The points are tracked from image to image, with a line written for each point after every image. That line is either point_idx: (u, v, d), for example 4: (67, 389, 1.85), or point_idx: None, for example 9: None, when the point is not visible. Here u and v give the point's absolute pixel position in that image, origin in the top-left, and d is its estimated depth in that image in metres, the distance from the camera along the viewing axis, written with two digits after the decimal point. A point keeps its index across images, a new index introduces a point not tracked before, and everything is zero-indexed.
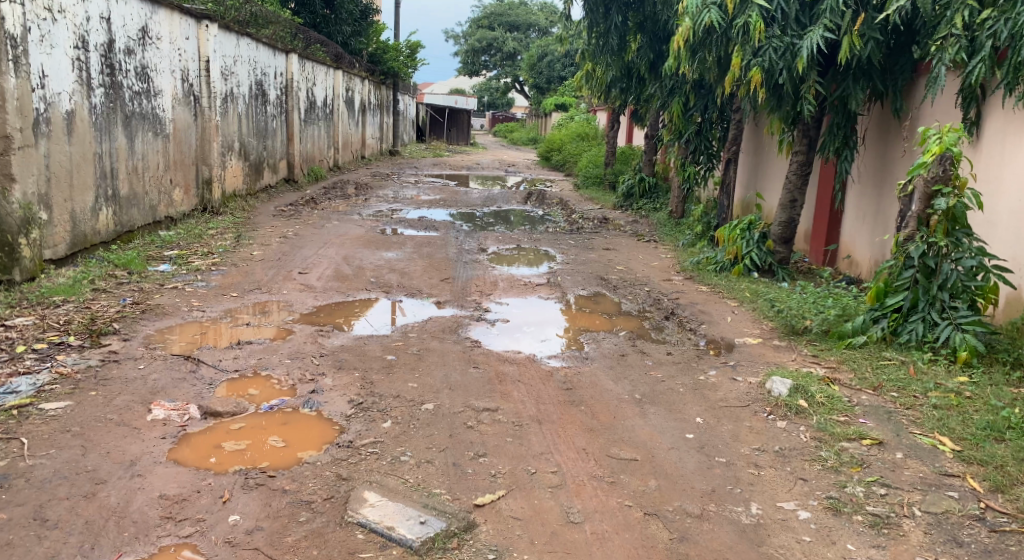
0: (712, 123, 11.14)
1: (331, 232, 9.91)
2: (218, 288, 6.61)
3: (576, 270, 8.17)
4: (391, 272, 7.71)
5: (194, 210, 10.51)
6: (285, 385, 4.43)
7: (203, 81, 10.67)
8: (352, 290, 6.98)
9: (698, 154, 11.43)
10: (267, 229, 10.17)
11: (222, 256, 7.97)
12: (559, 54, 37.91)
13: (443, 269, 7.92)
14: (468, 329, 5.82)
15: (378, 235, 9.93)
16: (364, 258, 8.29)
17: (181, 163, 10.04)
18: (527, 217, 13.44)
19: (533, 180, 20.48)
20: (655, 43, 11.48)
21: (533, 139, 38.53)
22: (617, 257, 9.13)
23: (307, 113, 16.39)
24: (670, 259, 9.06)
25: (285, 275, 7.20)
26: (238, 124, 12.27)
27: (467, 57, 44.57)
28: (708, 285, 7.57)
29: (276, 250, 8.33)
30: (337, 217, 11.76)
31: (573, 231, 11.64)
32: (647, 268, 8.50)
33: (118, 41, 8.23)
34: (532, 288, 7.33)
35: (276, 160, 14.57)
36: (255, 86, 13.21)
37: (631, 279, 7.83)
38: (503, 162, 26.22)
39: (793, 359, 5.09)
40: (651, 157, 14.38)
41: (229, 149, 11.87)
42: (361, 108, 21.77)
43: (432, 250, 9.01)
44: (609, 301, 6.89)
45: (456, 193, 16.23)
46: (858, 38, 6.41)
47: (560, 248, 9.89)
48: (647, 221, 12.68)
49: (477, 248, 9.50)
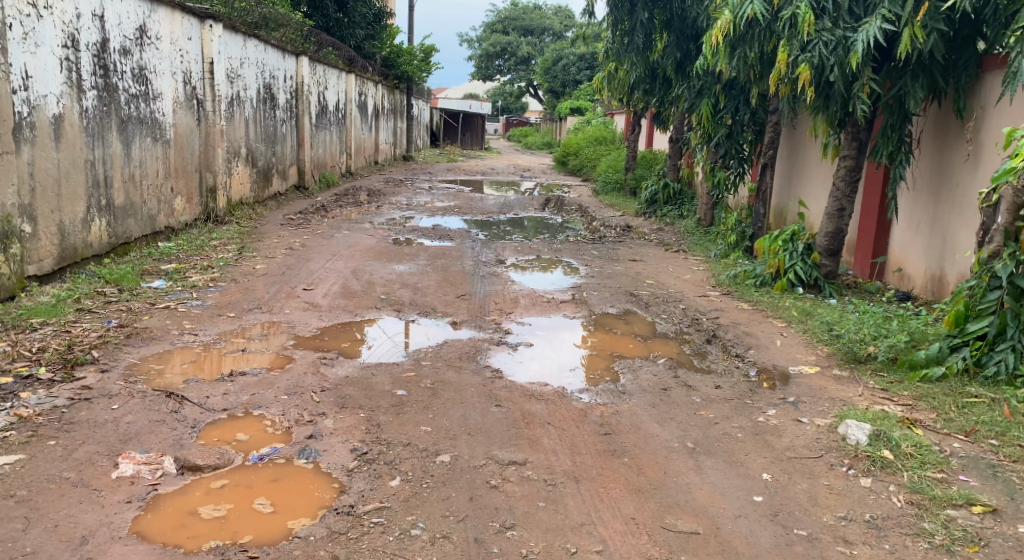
0: (744, 126, 10.50)
1: (340, 243, 9.34)
2: (215, 307, 6.05)
3: (602, 285, 7.55)
4: (403, 287, 7.13)
5: (197, 219, 9.97)
6: (279, 427, 3.85)
7: (207, 84, 10.14)
8: (361, 308, 6.40)
9: (729, 158, 10.78)
10: (273, 239, 9.62)
11: (222, 271, 7.42)
12: (575, 57, 37.34)
13: (458, 283, 7.33)
14: (488, 355, 5.22)
15: (389, 246, 9.35)
16: (375, 271, 7.72)
17: (182, 170, 9.50)
18: (545, 225, 12.82)
19: (550, 186, 19.86)
20: (682, 41, 10.86)
21: (548, 144, 37.94)
22: (646, 270, 8.49)
23: (318, 117, 15.86)
24: (703, 272, 8.42)
25: (289, 292, 6.64)
26: (244, 128, 11.74)
27: (481, 62, 44.03)
28: (749, 301, 6.98)
29: (281, 264, 7.78)
30: (348, 226, 11.20)
31: (596, 240, 11.01)
32: (680, 282, 7.88)
33: (113, 40, 7.70)
34: (556, 305, 6.72)
35: (286, 166, 14.05)
36: (264, 89, 12.70)
37: (663, 295, 7.20)
38: (518, 166, 25.63)
39: (858, 393, 4.46)
40: (676, 161, 13.73)
41: (235, 155, 11.33)
42: (374, 112, 21.24)
43: (446, 262, 8.43)
44: (641, 321, 6.27)
45: (471, 199, 15.63)
46: (921, 30, 5.78)
47: (583, 259, 9.26)
48: (673, 229, 12.03)
49: (494, 259, 8.91)
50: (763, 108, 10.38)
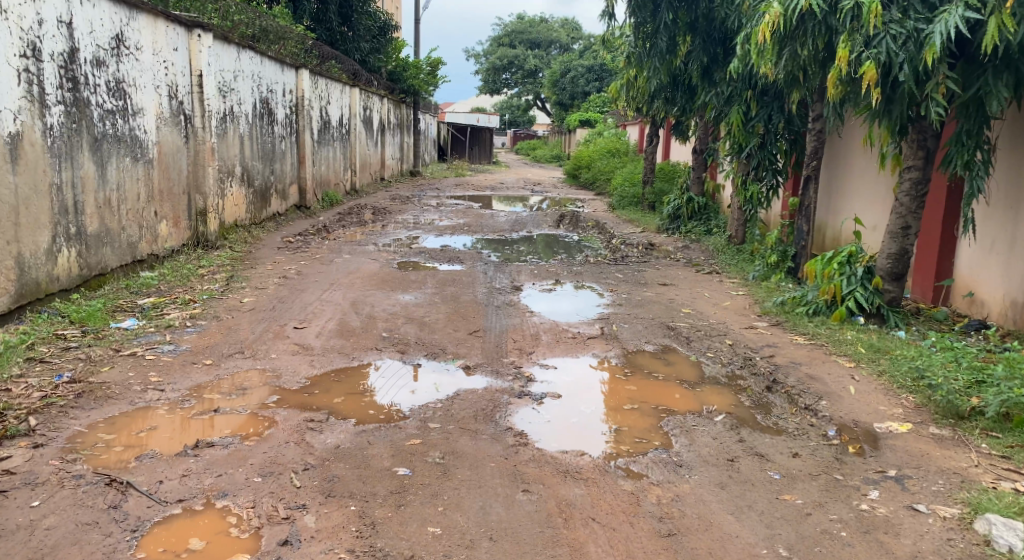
0: (778, 134, 9.66)
1: (340, 269, 8.52)
2: (191, 352, 5.24)
3: (634, 316, 6.69)
4: (408, 321, 6.30)
5: (186, 244, 9.19)
6: (246, 527, 3.03)
7: (196, 99, 9.36)
8: (360, 349, 5.58)
9: (762, 170, 9.94)
10: (268, 266, 8.82)
11: (205, 305, 6.62)
12: (583, 69, 36.54)
13: (470, 316, 6.50)
14: (509, 412, 4.32)
15: (394, 271, 8.51)
16: (377, 302, 6.90)
17: (167, 193, 8.71)
18: (561, 244, 11.95)
19: (563, 201, 19.00)
20: (709, 44, 10.10)
21: (557, 158, 37.10)
22: (678, 296, 7.62)
23: (320, 133, 15.09)
24: (745, 299, 7.54)
25: (279, 330, 5.83)
26: (239, 146, 10.97)
27: (488, 76, 43.38)
28: (805, 334, 6.12)
29: (274, 295, 7.00)
30: (349, 249, 10.37)
31: (618, 260, 10.15)
32: (719, 312, 7.01)
33: (84, 50, 6.93)
34: (583, 343, 5.87)
35: (285, 186, 13.24)
36: (261, 104, 11.95)
37: (704, 329, 6.35)
38: (528, 181, 24.79)
39: (972, 462, 3.63)
40: (700, 173, 12.87)
41: (228, 175, 10.54)
42: (379, 127, 20.46)
43: (456, 290, 7.59)
44: (684, 363, 5.43)
45: (481, 216, 14.81)
46: (1010, 19, 4.92)
47: (607, 283, 8.40)
48: (700, 248, 11.16)
49: (509, 285, 8.06)
50: (799, 116, 9.58)
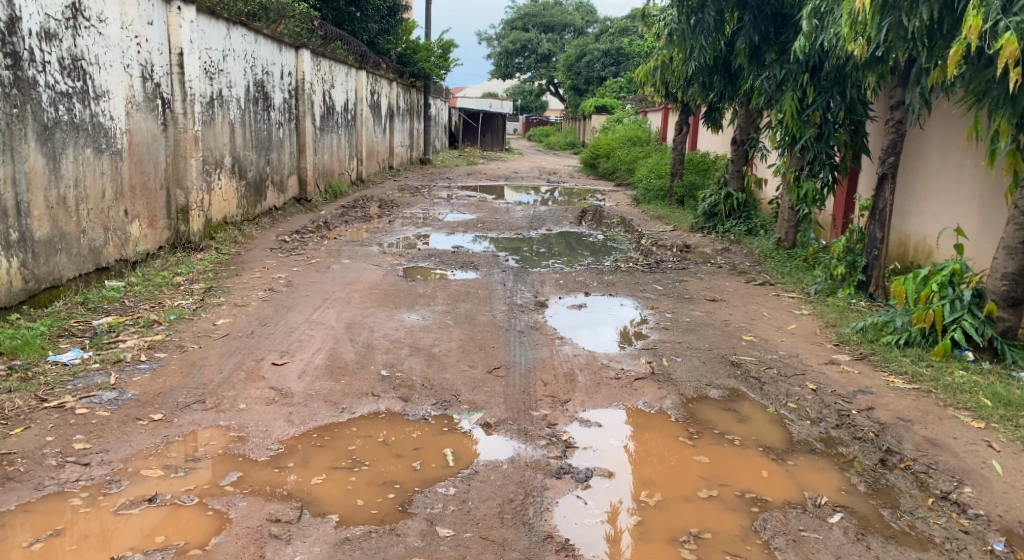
0: (837, 124, 8.46)
1: (336, 277, 7.39)
2: (136, 401, 4.13)
3: (687, 348, 5.55)
4: (413, 353, 5.18)
5: (164, 246, 8.08)
6: None
7: (176, 81, 8.20)
8: (353, 395, 4.46)
9: (818, 165, 8.78)
10: (255, 273, 7.70)
11: (171, 329, 5.51)
12: (599, 53, 35.11)
13: (488, 346, 5.35)
14: (546, 507, 3.27)
15: (399, 281, 7.36)
16: (376, 324, 5.78)
17: (141, 189, 7.59)
18: (586, 244, 10.78)
19: (580, 192, 17.76)
20: (760, 21, 8.96)
21: (572, 145, 35.75)
22: (733, 317, 6.47)
23: (323, 120, 13.91)
24: (813, 323, 6.36)
25: (254, 365, 4.73)
26: (228, 134, 9.82)
27: (501, 60, 42.00)
28: (904, 373, 4.94)
29: (256, 315, 5.88)
30: (349, 251, 9.23)
31: (652, 267, 8.98)
32: (787, 341, 5.85)
33: (28, 20, 5.86)
34: (630, 387, 4.73)
35: (284, 177, 12.08)
36: (256, 88, 10.76)
37: (775, 366, 5.20)
38: (542, 169, 23.53)
39: None
40: (739, 166, 11.68)
41: (215, 167, 9.39)
42: (388, 113, 19.30)
43: (470, 307, 6.45)
44: (762, 420, 4.29)
45: (495, 210, 13.65)
46: None
47: (646, 298, 7.24)
48: (742, 253, 10.04)
49: (532, 299, 6.90)
50: (862, 102, 8.40)
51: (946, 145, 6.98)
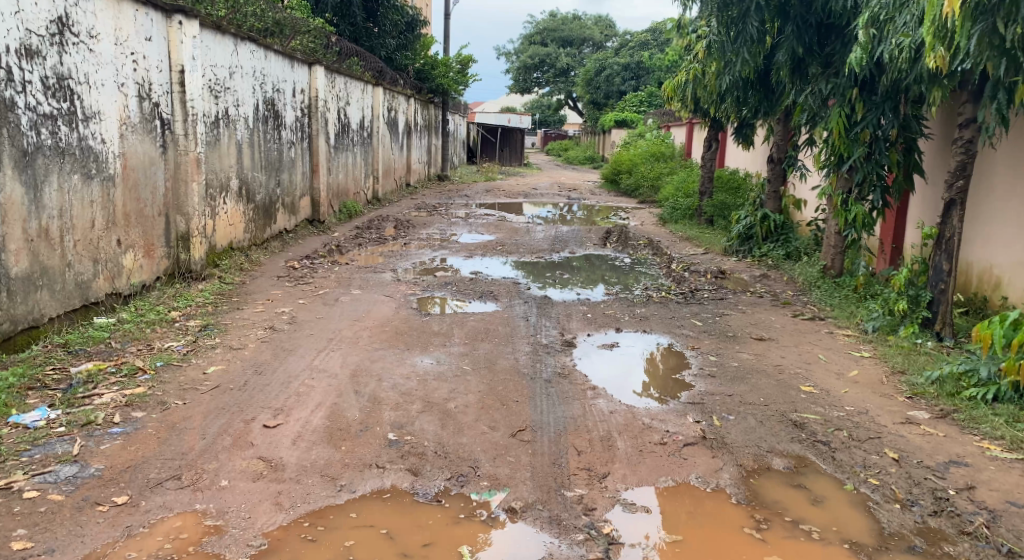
0: (889, 142, 7.86)
1: (345, 312, 6.79)
2: (98, 478, 3.52)
3: (739, 404, 4.86)
4: (425, 409, 4.52)
5: (160, 277, 7.36)
6: None
7: (176, 100, 7.44)
8: (354, 466, 3.82)
9: (867, 187, 8.09)
10: (257, 306, 7.11)
11: (156, 379, 4.88)
12: (619, 67, 34.51)
13: (512, 400, 4.68)
14: None
15: (412, 315, 6.74)
16: (385, 371, 5.12)
17: (135, 217, 6.87)
18: (613, 269, 10.11)
19: (603, 210, 17.06)
20: (805, 32, 8.31)
21: (591, 159, 35.09)
22: (785, 362, 5.78)
23: (337, 138, 13.34)
24: (878, 371, 5.68)
25: (244, 427, 4.11)
26: (235, 156, 9.16)
27: (519, 74, 41.50)
28: (1002, 440, 4.29)
29: (252, 360, 5.26)
30: (362, 279, 8.64)
31: (687, 296, 8.29)
32: (852, 394, 5.15)
33: (6, 36, 5.31)
34: (678, 456, 4.07)
35: (296, 199, 11.50)
36: (266, 106, 10.13)
37: (844, 428, 4.50)
38: (563, 186, 22.84)
39: None
40: (777, 186, 10.98)
41: (220, 190, 8.73)
42: (405, 129, 18.76)
43: (490, 349, 5.78)
44: (841, 503, 3.62)
45: (515, 231, 13.03)
46: None
47: (685, 336, 6.53)
48: (783, 280, 9.31)
49: (558, 337, 6.25)
50: (916, 118, 7.80)
51: (1018, 165, 6.33)
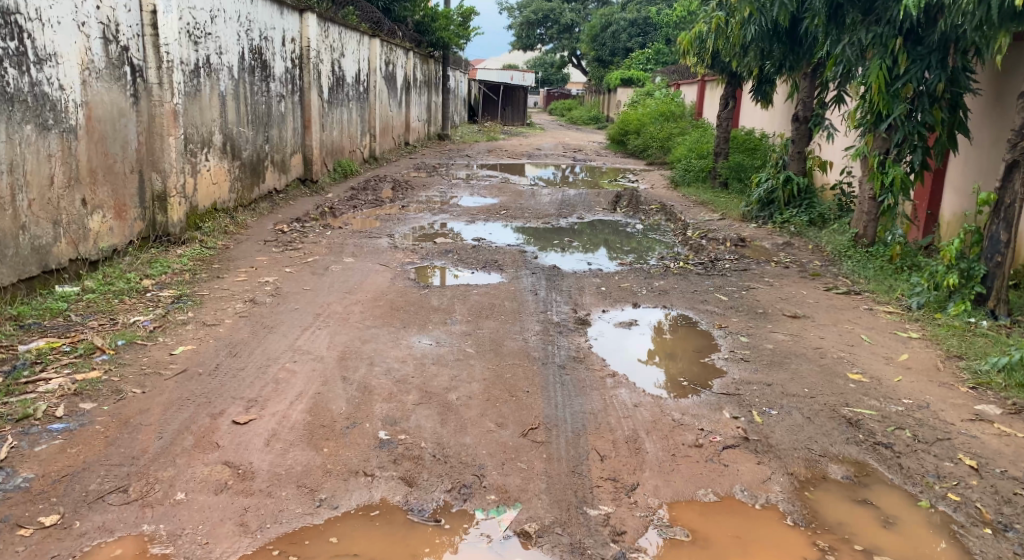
0: (933, 98, 7.25)
1: (335, 282, 6.16)
2: (25, 492, 2.94)
3: (781, 396, 4.25)
4: (423, 401, 3.91)
5: (134, 242, 6.66)
6: None
7: (148, 43, 6.69)
8: (338, 474, 3.21)
9: (906, 147, 7.48)
10: (239, 273, 6.46)
11: (114, 360, 4.21)
12: (625, 23, 33.37)
13: (522, 391, 4.06)
14: None
15: (409, 286, 6.11)
16: (377, 354, 4.51)
17: (103, 173, 6.18)
18: (625, 235, 9.44)
19: (610, 172, 16.36)
20: None
21: (596, 119, 34.14)
22: (826, 347, 5.17)
23: (331, 92, 12.59)
24: (931, 357, 5.08)
25: (209, 423, 3.48)
26: (220, 109, 8.42)
27: (522, 31, 40.33)
28: None
29: (227, 338, 4.59)
30: (356, 244, 8.00)
31: (708, 267, 7.65)
32: (907, 384, 4.55)
33: None
34: (719, 463, 3.48)
35: (287, 156, 10.80)
36: (253, 54, 9.35)
37: (907, 426, 3.91)
38: (567, 146, 22.06)
39: None
40: (801, 147, 10.27)
41: (205, 146, 8.02)
42: (404, 85, 17.95)
43: (496, 328, 5.16)
44: (918, 526, 3.09)
45: (520, 193, 12.34)
46: None
47: (710, 313, 5.90)
48: (809, 249, 8.67)
49: (571, 313, 5.64)
50: (963, 71, 7.20)
51: None
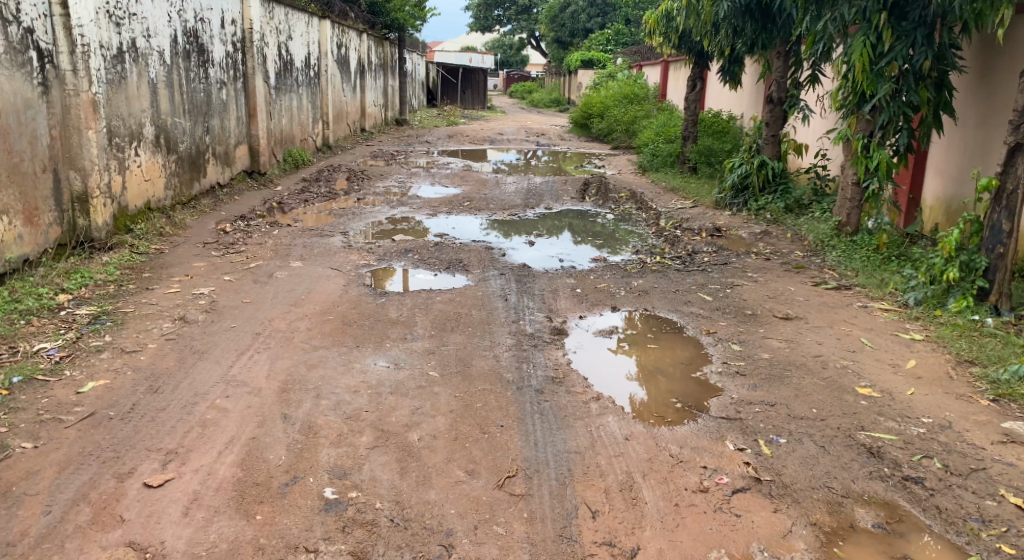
0: (920, 77, 6.82)
1: (280, 292, 5.50)
2: None
3: (788, 420, 3.74)
4: (378, 444, 3.31)
5: (49, 250, 5.90)
6: None
7: (58, 24, 5.89)
8: (273, 553, 2.64)
9: (891, 130, 7.05)
10: (171, 282, 5.75)
11: (5, 403, 3.52)
12: (585, 3, 32.69)
13: (494, 426, 3.49)
14: None
15: (363, 294, 5.48)
16: (325, 383, 3.89)
17: (8, 174, 5.42)
18: (595, 226, 8.88)
19: (574, 157, 15.78)
20: None
21: (557, 102, 33.52)
22: (827, 355, 4.68)
23: (278, 76, 11.79)
24: (942, 363, 4.62)
25: (114, 488, 2.88)
26: (151, 97, 7.64)
27: (479, 12, 39.39)
28: None
29: (148, 368, 3.92)
30: (305, 244, 7.31)
31: (687, 261, 7.13)
32: (923, 399, 4.08)
33: None
34: (733, 515, 2.96)
35: (231, 148, 10.02)
36: (187, 37, 8.55)
37: (935, 454, 3.43)
38: (529, 130, 21.41)
39: None
40: (776, 130, 9.80)
41: (133, 138, 7.25)
42: (358, 69, 17.13)
43: (462, 344, 4.56)
44: None
45: (483, 182, 11.71)
46: None
47: (696, 316, 5.37)
48: (789, 239, 8.21)
49: (545, 321, 5.06)
50: (950, 47, 6.79)
51: None
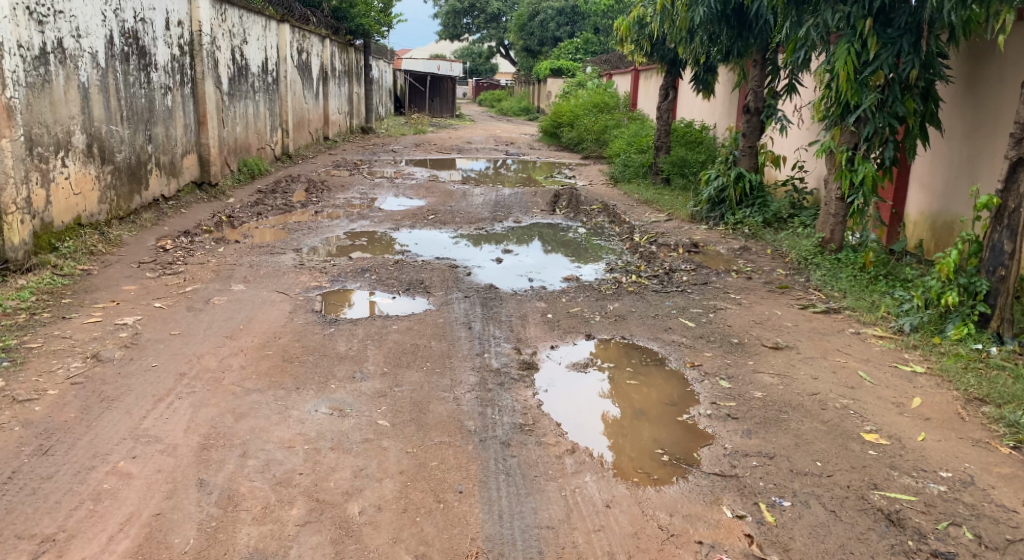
0: (907, 87, 6.42)
1: (216, 321, 4.90)
2: None
3: (791, 476, 3.25)
4: (311, 522, 2.76)
5: None
6: None
7: None
8: None
9: (876, 142, 6.64)
10: (91, 310, 5.13)
11: None
12: (554, 12, 32.37)
13: (452, 493, 2.96)
14: None
15: (309, 323, 4.90)
16: (254, 436, 3.33)
17: None
18: (566, 240, 8.38)
19: (543, 166, 15.29)
20: None
21: (526, 111, 33.08)
22: (825, 392, 4.21)
23: (231, 81, 11.14)
24: (950, 401, 4.18)
25: None
26: (82, 102, 6.99)
27: (448, 19, 38.90)
28: None
29: (41, 423, 3.32)
30: (252, 264, 6.71)
31: (665, 280, 6.66)
32: (937, 446, 3.62)
33: None
34: None
35: (177, 157, 9.36)
36: (126, 38, 7.92)
37: (962, 521, 2.98)
38: (498, 138, 20.90)
39: None
40: (753, 140, 9.38)
41: (60, 147, 6.60)
42: (320, 75, 16.49)
43: (419, 384, 4.01)
44: None
45: (449, 192, 11.17)
46: None
47: (678, 346, 4.88)
48: (769, 255, 7.79)
49: (512, 353, 4.53)
50: (938, 55, 6.39)
51: None
